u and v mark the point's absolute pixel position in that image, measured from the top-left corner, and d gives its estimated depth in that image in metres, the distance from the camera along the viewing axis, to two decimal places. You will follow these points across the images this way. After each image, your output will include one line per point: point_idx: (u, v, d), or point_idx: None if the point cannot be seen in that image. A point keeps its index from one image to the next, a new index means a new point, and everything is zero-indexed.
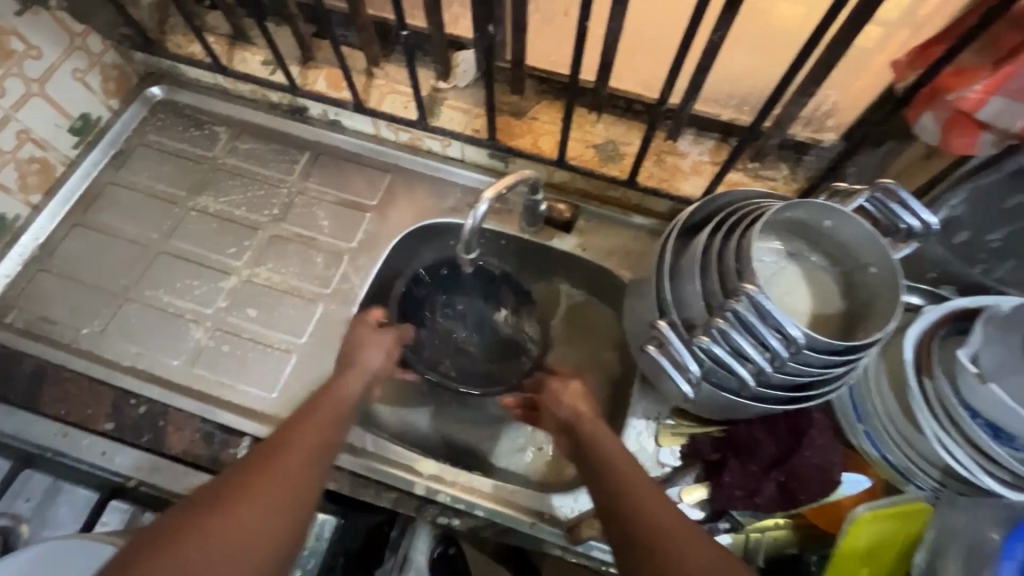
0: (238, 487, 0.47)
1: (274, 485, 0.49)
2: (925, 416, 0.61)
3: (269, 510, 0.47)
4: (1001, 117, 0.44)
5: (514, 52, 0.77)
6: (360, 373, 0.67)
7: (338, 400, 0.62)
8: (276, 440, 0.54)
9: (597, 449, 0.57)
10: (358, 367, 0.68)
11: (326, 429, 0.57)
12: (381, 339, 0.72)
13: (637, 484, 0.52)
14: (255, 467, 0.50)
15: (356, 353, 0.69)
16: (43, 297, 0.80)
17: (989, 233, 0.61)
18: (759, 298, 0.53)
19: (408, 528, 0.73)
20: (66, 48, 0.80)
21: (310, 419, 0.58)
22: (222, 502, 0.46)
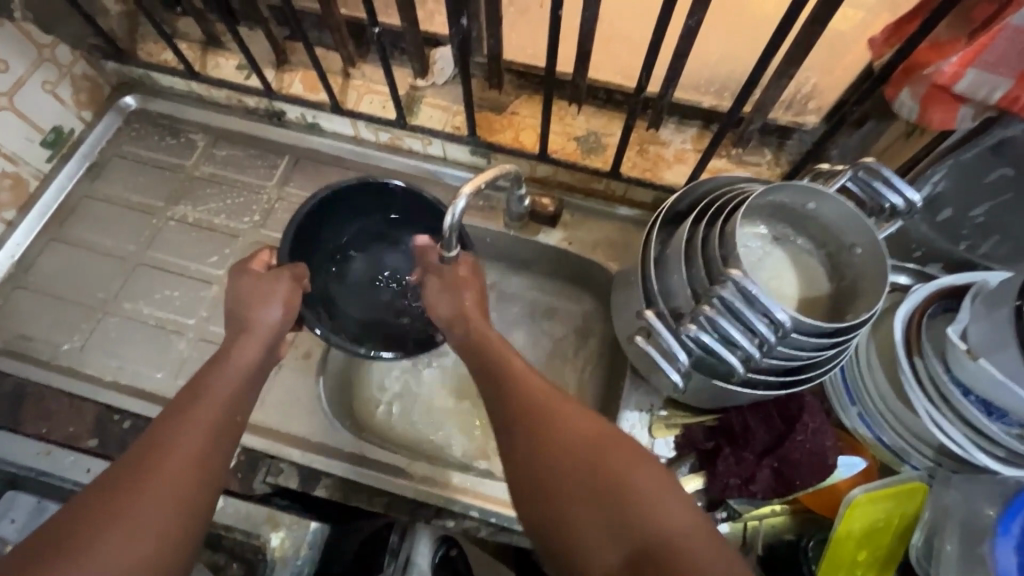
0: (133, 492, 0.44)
1: (159, 492, 0.45)
2: (917, 396, 0.61)
3: (168, 505, 0.44)
4: (977, 89, 0.43)
5: (490, 47, 0.76)
6: (258, 337, 0.58)
7: (235, 372, 0.55)
8: (166, 426, 0.49)
9: (497, 368, 0.56)
10: (254, 329, 0.59)
11: (219, 410, 0.51)
12: (271, 287, 0.61)
13: (529, 381, 0.54)
14: (148, 465, 0.46)
15: (245, 312, 0.60)
16: (21, 314, 0.78)
17: (972, 209, 0.61)
18: (744, 283, 0.52)
19: (409, 531, 0.66)
20: (34, 61, 0.78)
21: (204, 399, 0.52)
22: (112, 510, 0.43)
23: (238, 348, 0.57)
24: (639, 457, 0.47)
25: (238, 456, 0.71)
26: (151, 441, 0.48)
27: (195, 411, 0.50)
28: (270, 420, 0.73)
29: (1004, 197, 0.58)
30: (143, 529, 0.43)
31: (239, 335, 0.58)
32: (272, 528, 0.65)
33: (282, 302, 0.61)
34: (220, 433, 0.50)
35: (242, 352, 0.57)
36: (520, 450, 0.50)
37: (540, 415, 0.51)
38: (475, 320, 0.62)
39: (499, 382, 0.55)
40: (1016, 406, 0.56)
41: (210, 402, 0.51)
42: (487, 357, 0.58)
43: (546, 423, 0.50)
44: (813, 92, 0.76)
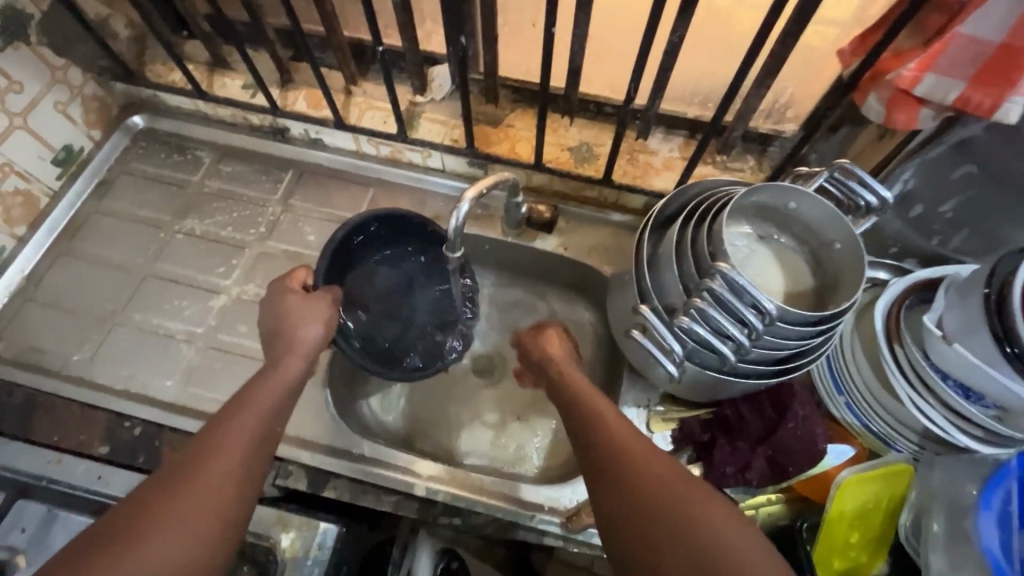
0: (161, 504, 0.44)
1: (187, 510, 0.44)
2: (898, 381, 0.65)
3: (195, 522, 0.44)
4: (935, 92, 0.48)
5: (486, 64, 0.80)
6: (301, 356, 0.60)
7: (275, 389, 0.56)
8: (206, 444, 0.49)
9: (584, 410, 0.57)
10: (299, 345, 0.61)
11: (256, 428, 0.52)
12: (314, 307, 0.64)
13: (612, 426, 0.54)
14: (181, 479, 0.46)
15: (290, 329, 0.62)
16: (31, 327, 0.80)
17: (941, 205, 0.65)
18: (731, 275, 0.56)
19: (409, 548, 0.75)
20: (47, 82, 0.81)
21: (241, 415, 0.52)
22: (141, 524, 0.43)
23: (288, 355, 0.60)
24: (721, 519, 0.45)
25: None
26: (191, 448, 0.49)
27: (235, 426, 0.51)
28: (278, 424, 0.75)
29: (969, 192, 0.62)
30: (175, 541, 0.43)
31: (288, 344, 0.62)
32: (281, 529, 0.67)
33: (320, 321, 0.64)
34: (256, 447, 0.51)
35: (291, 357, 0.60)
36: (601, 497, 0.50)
37: (620, 466, 0.50)
38: (559, 368, 0.65)
39: (584, 425, 0.56)
40: (991, 387, 0.59)
41: (252, 413, 0.53)
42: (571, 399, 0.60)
43: (624, 471, 0.50)
44: (790, 102, 0.80)
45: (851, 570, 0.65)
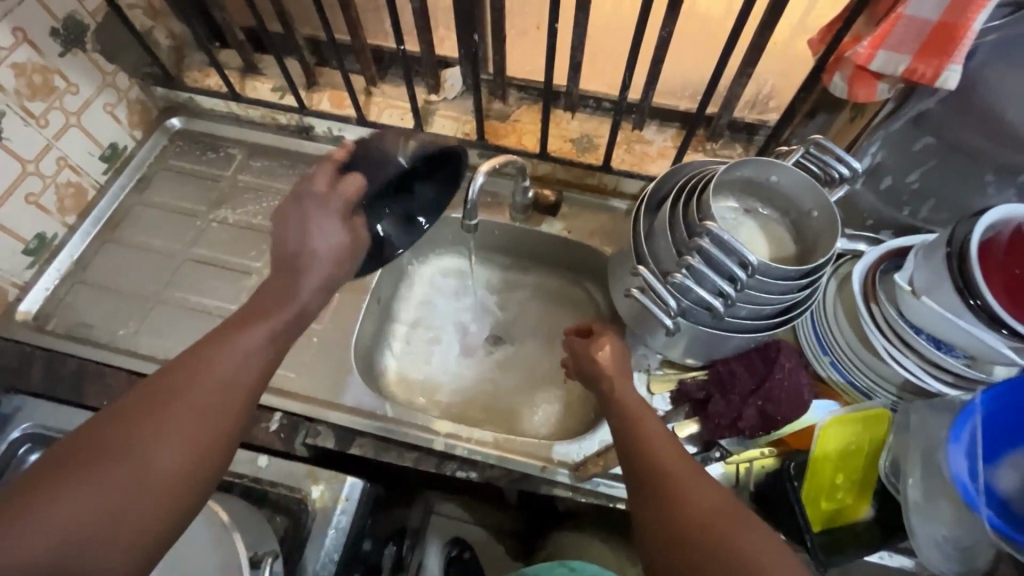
0: (142, 435, 0.45)
1: (168, 446, 0.46)
2: (876, 336, 0.71)
3: (174, 459, 0.46)
4: (887, 67, 0.55)
5: (495, 63, 0.89)
6: (311, 270, 0.60)
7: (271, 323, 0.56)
8: (191, 375, 0.49)
9: (630, 428, 0.57)
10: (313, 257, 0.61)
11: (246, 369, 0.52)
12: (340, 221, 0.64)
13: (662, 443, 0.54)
14: (161, 411, 0.47)
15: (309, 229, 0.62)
16: (80, 305, 0.87)
17: (907, 176, 0.72)
18: (718, 232, 0.62)
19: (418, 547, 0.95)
20: (98, 85, 0.90)
21: (230, 353, 0.52)
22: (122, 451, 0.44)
23: (301, 288, 0.59)
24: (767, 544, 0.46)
25: (279, 421, 0.78)
26: (178, 369, 0.50)
27: (223, 363, 0.51)
28: (305, 390, 0.81)
29: (930, 163, 0.69)
30: (158, 464, 0.45)
31: (298, 277, 0.60)
32: (312, 482, 0.72)
33: (339, 241, 0.63)
34: (237, 386, 0.51)
35: (296, 292, 0.59)
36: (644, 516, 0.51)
37: (665, 485, 0.51)
38: (611, 379, 0.63)
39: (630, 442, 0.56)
40: (958, 336, 0.65)
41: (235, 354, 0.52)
42: (618, 413, 0.59)
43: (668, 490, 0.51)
44: (772, 92, 0.89)
45: (839, 512, 0.70)
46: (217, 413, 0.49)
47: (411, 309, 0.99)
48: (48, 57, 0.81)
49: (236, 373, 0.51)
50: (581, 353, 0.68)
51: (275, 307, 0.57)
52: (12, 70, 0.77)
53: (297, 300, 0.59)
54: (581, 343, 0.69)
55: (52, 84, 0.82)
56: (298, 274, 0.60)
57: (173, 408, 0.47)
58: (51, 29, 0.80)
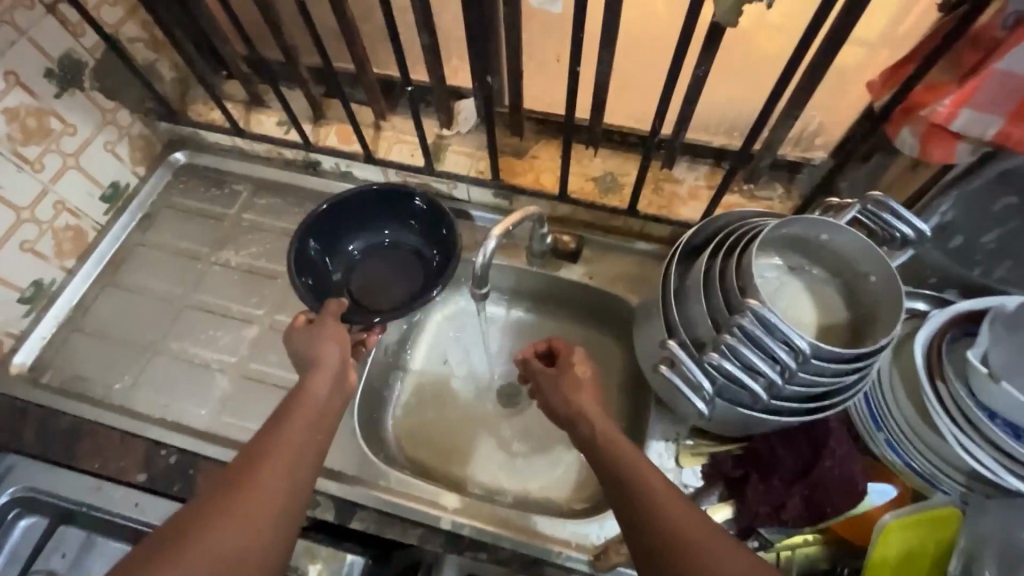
0: (217, 512, 0.48)
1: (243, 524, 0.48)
2: (942, 420, 0.62)
3: (247, 537, 0.48)
4: (972, 127, 0.47)
5: (512, 98, 0.82)
6: (326, 369, 0.63)
7: (312, 409, 0.59)
8: (257, 458, 0.53)
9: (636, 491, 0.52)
10: (322, 364, 0.63)
11: (302, 450, 0.55)
12: (331, 330, 0.67)
13: (667, 502, 0.51)
14: (236, 491, 0.50)
15: (314, 350, 0.65)
16: (77, 356, 0.83)
17: (982, 236, 0.63)
18: (762, 312, 0.54)
19: None
20: (98, 123, 0.86)
21: (289, 435, 0.55)
22: (197, 532, 0.47)
23: (315, 384, 0.61)
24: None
25: None
26: (247, 456, 0.53)
27: (282, 445, 0.55)
28: None
29: (1011, 224, 0.60)
30: (233, 542, 0.47)
31: (315, 370, 0.62)
32: (309, 561, 0.68)
33: (343, 361, 0.65)
34: (299, 466, 0.54)
35: (312, 388, 0.61)
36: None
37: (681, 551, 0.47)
38: (586, 416, 0.61)
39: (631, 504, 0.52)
40: None
41: (285, 454, 0.54)
42: (614, 470, 0.55)
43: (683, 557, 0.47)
44: (819, 130, 0.79)
45: None
46: (273, 522, 0.50)
47: (421, 359, 0.91)
48: (42, 98, 0.77)
49: (286, 471, 0.53)
50: (550, 381, 0.67)
51: (302, 403, 0.59)
52: (3, 115, 0.74)
53: (319, 394, 0.61)
54: (552, 373, 0.67)
55: (47, 126, 0.79)
56: (315, 367, 0.63)
57: (249, 486, 0.51)
58: (45, 70, 0.77)
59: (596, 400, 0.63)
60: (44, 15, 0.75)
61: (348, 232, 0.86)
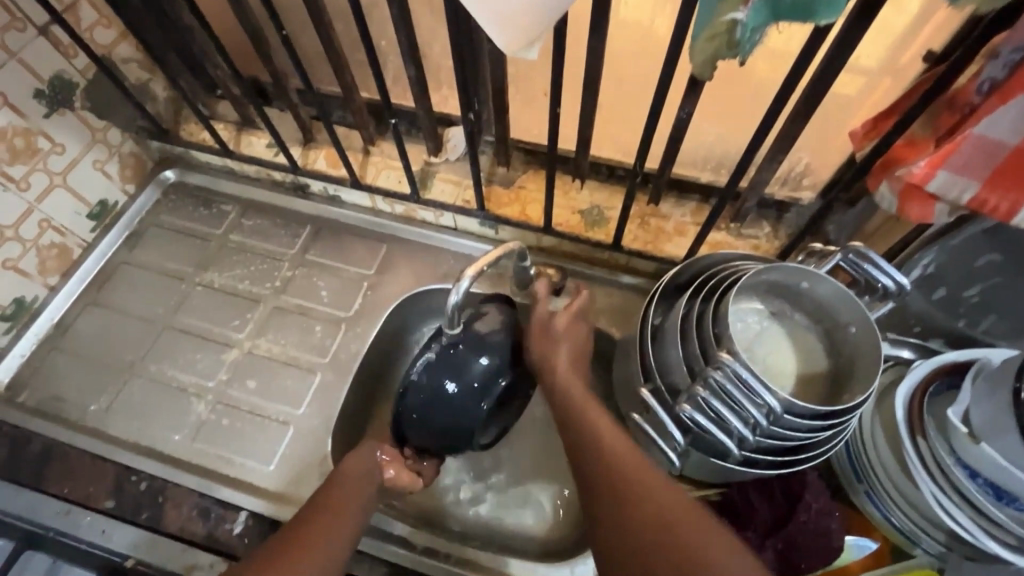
0: None
1: None
2: (921, 477, 0.61)
3: None
4: (949, 189, 0.46)
5: (498, 130, 0.82)
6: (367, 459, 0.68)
7: (345, 496, 0.63)
8: (295, 545, 0.57)
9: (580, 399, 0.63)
10: (366, 451, 0.69)
11: (334, 538, 0.59)
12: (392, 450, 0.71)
13: (620, 457, 0.57)
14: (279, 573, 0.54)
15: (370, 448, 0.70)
16: (53, 374, 0.83)
17: (965, 289, 0.63)
18: (735, 367, 0.53)
19: None
20: (87, 142, 0.86)
21: (320, 523, 0.60)
22: None
23: (351, 473, 0.66)
24: (720, 535, 0.49)
25: (245, 520, 0.72)
26: (287, 543, 0.57)
27: (318, 537, 0.58)
28: (281, 484, 0.75)
29: (994, 280, 0.60)
30: None
31: (356, 456, 0.68)
32: None
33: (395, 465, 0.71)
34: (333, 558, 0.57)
35: (351, 474, 0.65)
36: (606, 540, 0.53)
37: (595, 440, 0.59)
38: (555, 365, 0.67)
39: (586, 465, 0.58)
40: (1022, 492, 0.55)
41: (323, 536, 0.59)
42: (574, 428, 0.61)
43: (629, 507, 0.53)
44: (807, 171, 0.77)
45: None
46: None
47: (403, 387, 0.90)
48: (31, 118, 0.78)
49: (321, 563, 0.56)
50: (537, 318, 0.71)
51: (336, 490, 0.63)
52: None
53: (353, 481, 0.65)
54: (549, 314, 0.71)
55: (35, 145, 0.79)
56: (356, 455, 0.68)
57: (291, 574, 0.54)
58: (35, 91, 0.77)
59: (573, 368, 0.66)
60: (36, 37, 0.75)
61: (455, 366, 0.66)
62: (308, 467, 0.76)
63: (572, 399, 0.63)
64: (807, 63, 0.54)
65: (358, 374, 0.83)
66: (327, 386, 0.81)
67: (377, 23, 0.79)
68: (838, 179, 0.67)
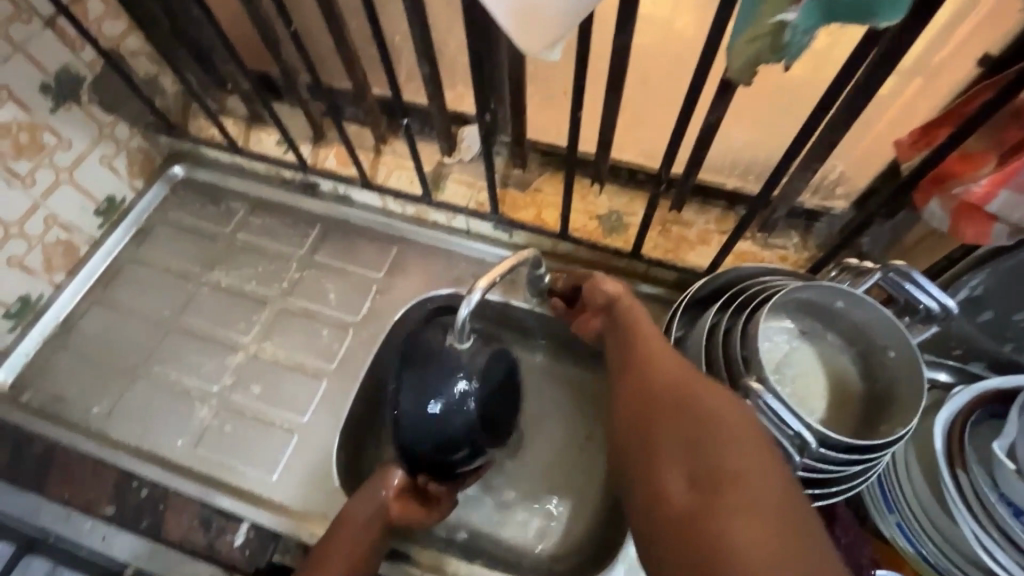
0: None
1: None
2: (961, 514, 0.56)
3: None
4: (1011, 209, 0.44)
5: (514, 130, 0.78)
6: (369, 501, 0.65)
7: (346, 551, 0.62)
8: None
9: (636, 326, 0.60)
10: (368, 492, 0.65)
11: None
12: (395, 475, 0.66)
13: (652, 348, 0.56)
14: None
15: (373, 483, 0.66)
16: (58, 374, 0.82)
17: (1015, 312, 0.58)
18: (766, 399, 0.49)
19: None
20: (94, 138, 0.84)
21: None
22: None
23: (350, 524, 0.64)
24: (733, 404, 0.46)
25: (246, 532, 0.70)
26: None
27: None
28: (284, 495, 0.73)
29: None
30: None
31: (355, 502, 0.65)
32: None
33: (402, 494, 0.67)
34: None
35: (350, 526, 0.63)
36: (618, 409, 0.53)
37: (639, 353, 0.56)
38: (616, 304, 0.65)
39: (621, 355, 0.58)
40: None
41: None
42: (620, 337, 0.61)
43: (648, 377, 0.52)
44: (841, 180, 0.71)
45: None
46: None
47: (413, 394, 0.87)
48: (36, 113, 0.76)
49: None
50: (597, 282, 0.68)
51: (337, 546, 0.62)
52: None
53: (352, 535, 0.63)
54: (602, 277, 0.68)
55: (41, 140, 0.77)
56: (355, 499, 0.65)
57: None
58: (41, 84, 0.75)
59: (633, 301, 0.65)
60: (42, 29, 0.73)
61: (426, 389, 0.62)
62: (312, 477, 0.74)
63: (628, 315, 0.63)
64: (851, 68, 0.50)
65: (365, 381, 0.81)
66: (334, 393, 0.79)
67: (390, 17, 0.76)
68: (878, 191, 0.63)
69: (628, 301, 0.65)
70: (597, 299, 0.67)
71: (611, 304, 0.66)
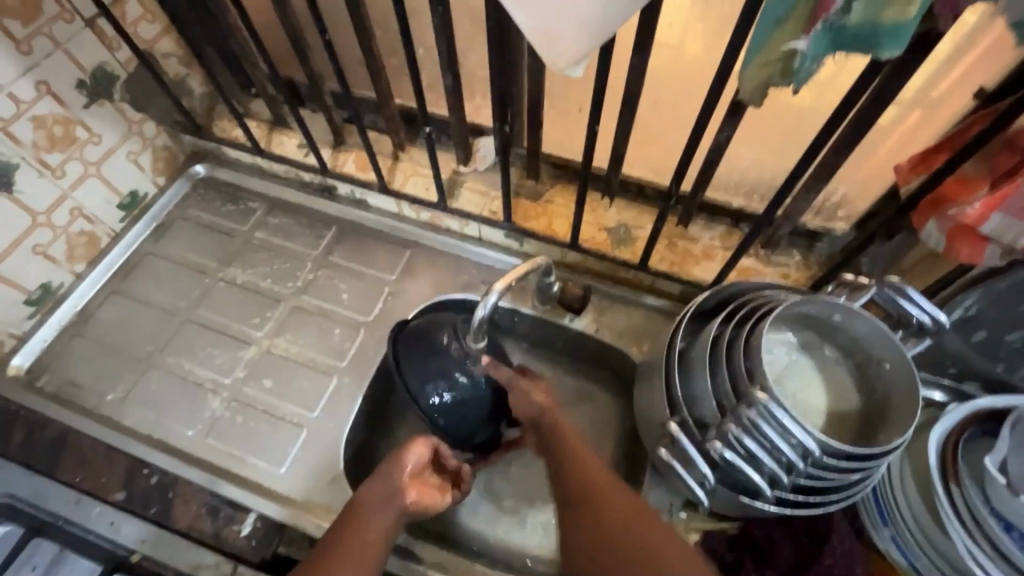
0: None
1: None
2: (952, 525, 0.58)
3: None
4: (1004, 230, 0.46)
5: (530, 143, 0.81)
6: (397, 464, 0.66)
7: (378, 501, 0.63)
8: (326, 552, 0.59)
9: (562, 440, 0.64)
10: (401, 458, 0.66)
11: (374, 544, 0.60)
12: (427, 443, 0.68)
13: (604, 486, 0.60)
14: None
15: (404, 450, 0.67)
16: (75, 362, 0.84)
17: (1008, 333, 0.61)
18: (770, 408, 0.51)
19: None
20: (123, 134, 0.87)
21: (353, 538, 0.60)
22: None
23: (378, 478, 0.65)
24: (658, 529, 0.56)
25: (253, 523, 0.71)
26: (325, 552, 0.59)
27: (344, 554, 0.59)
28: (290, 487, 0.75)
29: None
30: None
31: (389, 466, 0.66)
32: None
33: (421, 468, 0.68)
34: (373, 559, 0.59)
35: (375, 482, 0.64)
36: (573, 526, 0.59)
37: (579, 468, 0.62)
38: (551, 417, 0.66)
39: (574, 490, 0.61)
40: None
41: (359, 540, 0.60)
42: (562, 465, 0.63)
43: (596, 500, 0.59)
44: (843, 201, 0.74)
45: None
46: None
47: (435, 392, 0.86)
48: (71, 108, 0.78)
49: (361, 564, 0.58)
50: (520, 393, 0.68)
51: (366, 497, 0.63)
52: (32, 123, 0.75)
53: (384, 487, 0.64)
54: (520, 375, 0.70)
55: (73, 134, 0.80)
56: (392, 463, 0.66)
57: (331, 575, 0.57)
58: (77, 81, 0.78)
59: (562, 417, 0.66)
60: (83, 28, 0.76)
61: (425, 360, 0.69)
62: (319, 473, 0.75)
63: (562, 435, 0.64)
64: (855, 96, 0.53)
65: (374, 380, 0.83)
66: (344, 391, 0.81)
67: (417, 29, 0.79)
68: (877, 214, 0.66)
69: (553, 415, 0.66)
70: (524, 411, 0.68)
71: (539, 419, 0.67)
